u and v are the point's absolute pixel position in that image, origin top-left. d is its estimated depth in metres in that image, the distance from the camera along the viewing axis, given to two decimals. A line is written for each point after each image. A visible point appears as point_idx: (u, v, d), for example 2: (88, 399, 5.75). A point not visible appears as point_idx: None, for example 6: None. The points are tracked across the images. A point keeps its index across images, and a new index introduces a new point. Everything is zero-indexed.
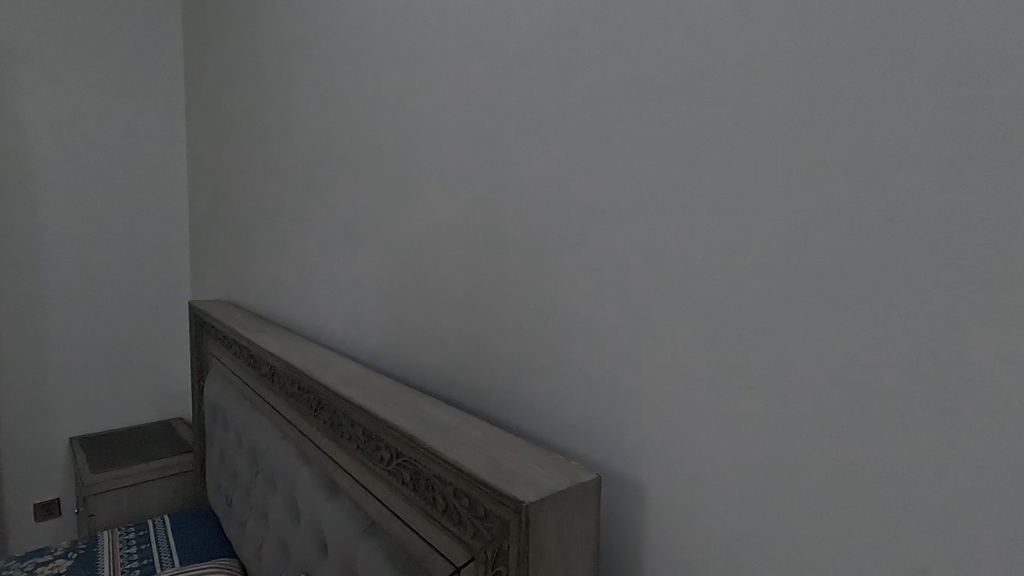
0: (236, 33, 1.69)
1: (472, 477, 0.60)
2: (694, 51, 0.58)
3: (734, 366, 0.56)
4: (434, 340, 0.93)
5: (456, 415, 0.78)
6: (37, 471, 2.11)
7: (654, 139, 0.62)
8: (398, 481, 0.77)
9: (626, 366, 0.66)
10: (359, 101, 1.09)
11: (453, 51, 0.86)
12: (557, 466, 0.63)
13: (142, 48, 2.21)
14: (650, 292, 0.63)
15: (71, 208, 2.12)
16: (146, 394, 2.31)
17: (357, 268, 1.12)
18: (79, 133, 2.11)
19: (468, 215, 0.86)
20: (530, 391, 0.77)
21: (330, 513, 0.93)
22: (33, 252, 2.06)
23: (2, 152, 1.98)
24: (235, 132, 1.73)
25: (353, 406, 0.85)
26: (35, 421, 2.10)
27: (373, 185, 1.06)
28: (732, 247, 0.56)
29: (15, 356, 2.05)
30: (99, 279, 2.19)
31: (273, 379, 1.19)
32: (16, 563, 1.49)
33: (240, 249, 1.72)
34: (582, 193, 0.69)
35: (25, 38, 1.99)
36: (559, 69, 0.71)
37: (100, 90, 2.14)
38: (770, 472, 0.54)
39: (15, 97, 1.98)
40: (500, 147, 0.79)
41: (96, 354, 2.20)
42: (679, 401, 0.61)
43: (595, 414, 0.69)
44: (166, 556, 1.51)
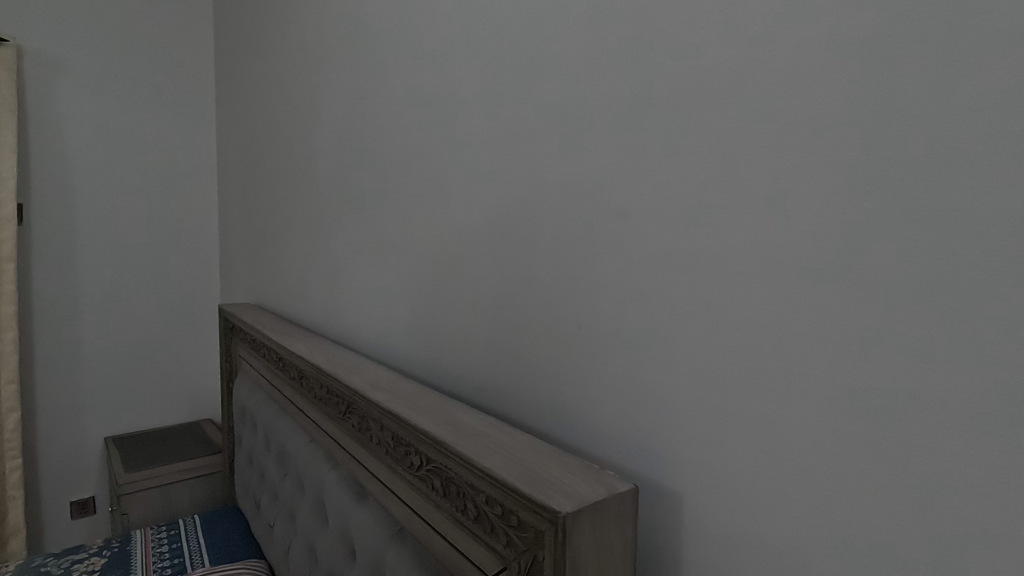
0: (266, 41, 1.72)
1: (506, 485, 0.59)
2: (734, 48, 0.56)
3: (775, 373, 0.54)
4: (462, 345, 0.93)
5: (486, 421, 0.77)
6: (73, 470, 2.17)
7: (687, 139, 0.60)
8: (427, 488, 0.77)
9: (661, 374, 0.64)
10: (387, 106, 1.10)
11: (480, 54, 0.86)
12: (592, 475, 0.61)
13: (174, 57, 2.26)
14: (686, 297, 0.61)
15: (107, 214, 2.17)
16: (176, 395, 2.36)
17: (385, 272, 1.13)
18: (114, 140, 2.17)
19: (497, 219, 0.85)
20: (561, 398, 0.76)
21: (358, 518, 0.93)
22: (70, 256, 2.11)
23: (42, 159, 2.04)
24: (264, 138, 1.76)
25: (382, 411, 0.85)
26: (71, 421, 2.16)
27: (400, 189, 1.07)
28: (776, 248, 0.53)
29: (53, 357, 2.11)
30: (132, 282, 2.24)
31: (301, 382, 1.20)
32: (53, 560, 1.53)
33: (269, 253, 1.75)
34: (615, 195, 0.68)
35: (64, 49, 2.05)
36: (591, 69, 0.70)
37: (135, 99, 2.20)
38: (815, 486, 0.52)
39: (55, 107, 2.05)
40: (530, 150, 0.79)
41: (129, 356, 2.26)
42: (717, 410, 0.59)
43: (627, 421, 0.67)
44: (196, 556, 1.53)
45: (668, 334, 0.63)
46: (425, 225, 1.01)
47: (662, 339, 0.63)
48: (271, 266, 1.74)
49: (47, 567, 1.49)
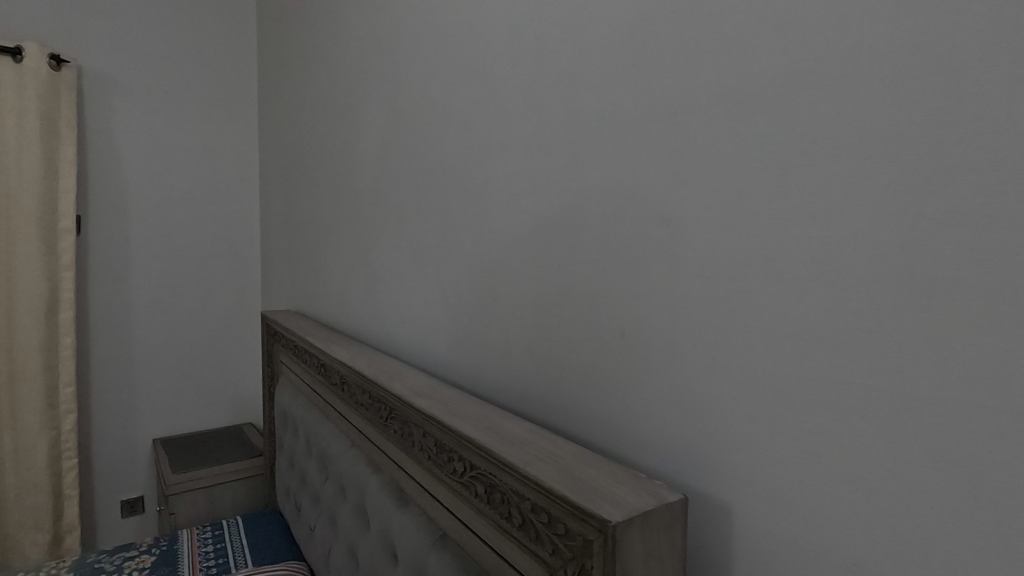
0: (307, 54, 1.78)
1: (554, 493, 0.59)
2: (787, 52, 0.55)
3: (833, 384, 0.52)
4: (502, 352, 0.94)
5: (530, 429, 0.78)
6: (124, 470, 2.26)
7: (739, 145, 0.59)
8: (471, 494, 0.77)
9: (712, 382, 0.63)
10: (428, 117, 1.12)
11: (522, 63, 0.87)
12: (640, 485, 0.61)
13: (220, 73, 2.35)
14: (737, 304, 0.60)
15: (158, 225, 2.27)
16: (220, 399, 2.44)
17: (425, 279, 1.15)
18: (163, 153, 2.26)
19: (539, 227, 0.85)
20: (605, 407, 0.75)
21: (400, 522, 0.94)
22: (124, 265, 2.21)
23: (99, 172, 2.14)
24: (305, 150, 1.82)
25: (425, 417, 0.86)
26: (122, 422, 2.25)
27: (440, 198, 1.09)
28: (831, 256, 0.52)
29: (106, 361, 2.20)
30: (179, 289, 2.33)
31: (342, 387, 1.23)
32: (107, 556, 1.59)
33: (310, 261, 1.80)
34: (661, 202, 0.67)
35: (119, 68, 2.16)
36: (636, 78, 0.70)
37: (183, 114, 2.29)
38: (876, 499, 0.50)
39: (110, 123, 2.15)
40: (573, 158, 0.79)
41: (175, 360, 2.34)
42: (771, 419, 0.57)
43: (674, 429, 0.67)
44: (239, 556, 1.57)
45: (718, 341, 0.62)
46: (465, 234, 1.02)
47: (711, 347, 0.63)
48: (312, 273, 1.79)
49: (101, 563, 1.55)
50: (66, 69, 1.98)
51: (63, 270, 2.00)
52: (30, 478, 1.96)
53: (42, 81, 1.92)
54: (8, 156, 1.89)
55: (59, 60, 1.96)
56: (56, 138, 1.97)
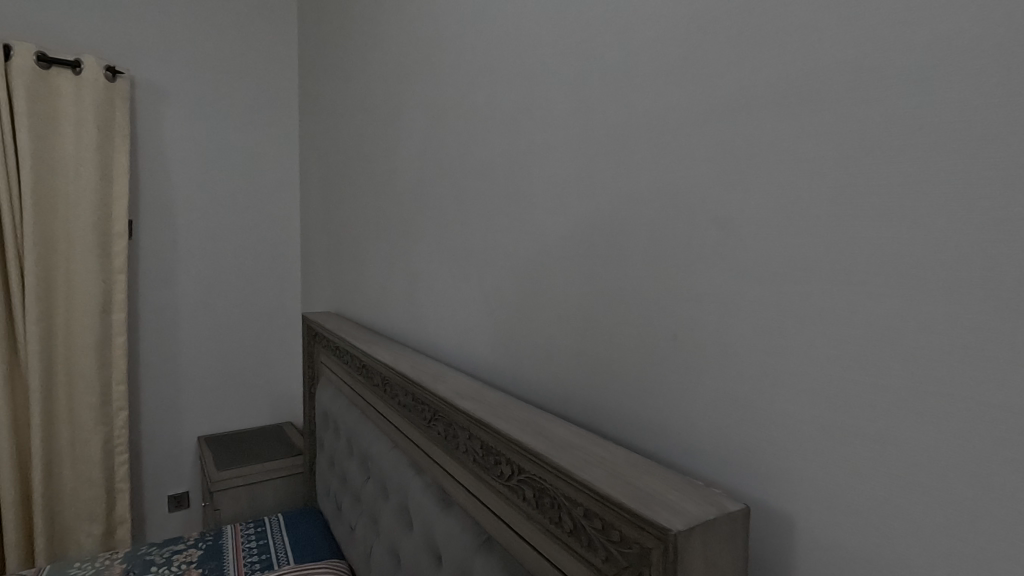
0: (348, 61, 1.81)
1: (610, 500, 0.58)
2: (856, 46, 0.53)
3: (905, 393, 0.50)
4: (547, 356, 0.93)
5: (579, 434, 0.77)
6: (170, 466, 2.33)
7: (801, 144, 0.57)
8: (518, 498, 0.77)
9: (771, 389, 0.61)
10: (470, 121, 1.13)
11: (568, 66, 0.87)
12: (698, 493, 0.59)
13: (263, 80, 2.42)
14: (799, 307, 0.58)
15: (204, 229, 2.34)
16: (260, 398, 2.51)
17: (466, 282, 1.16)
18: (209, 159, 2.33)
19: (586, 229, 0.84)
20: (655, 413, 0.74)
21: (443, 526, 0.94)
22: (172, 267, 2.29)
23: (150, 179, 2.23)
24: (345, 155, 1.85)
25: (471, 420, 0.86)
26: (169, 420, 2.32)
27: (482, 201, 1.09)
28: (903, 258, 0.50)
29: (154, 360, 2.28)
30: (223, 291, 2.40)
31: (384, 388, 1.24)
32: (157, 549, 1.64)
33: (350, 263, 1.83)
34: (716, 203, 0.66)
35: (168, 77, 2.23)
36: (690, 77, 0.69)
37: (228, 121, 2.36)
38: (953, 514, 0.48)
39: (160, 131, 2.23)
40: (622, 159, 0.78)
41: (218, 360, 2.41)
42: (837, 429, 0.55)
43: (729, 436, 0.65)
44: (282, 554, 1.60)
45: (778, 347, 0.60)
46: (508, 237, 1.02)
47: (771, 352, 0.61)
48: (352, 276, 1.82)
49: (151, 556, 1.60)
50: (120, 80, 2.07)
51: (117, 273, 2.09)
52: (86, 472, 2.05)
53: (98, 92, 2.00)
54: (67, 165, 1.99)
55: (114, 71, 2.04)
56: (111, 146, 2.06)
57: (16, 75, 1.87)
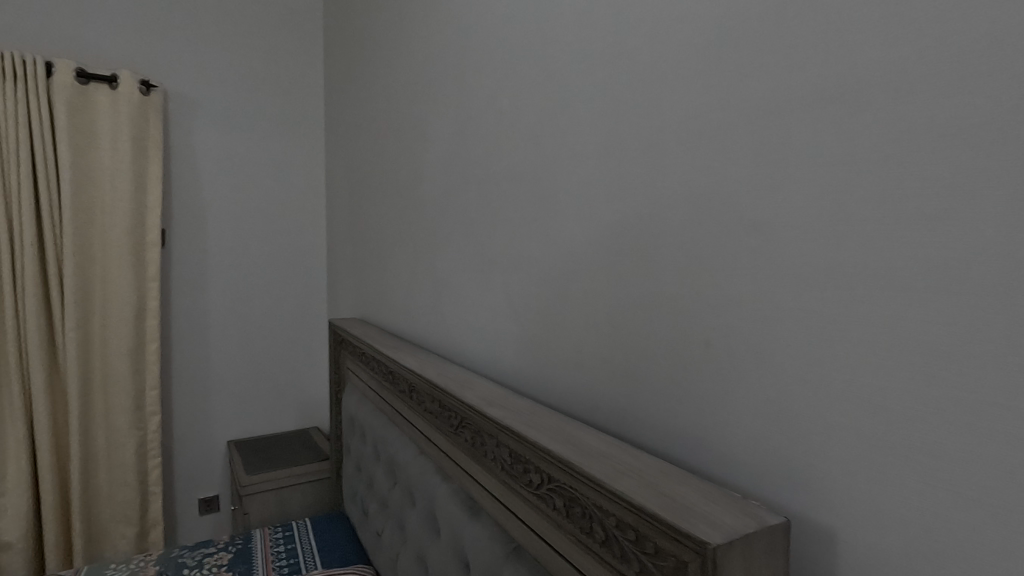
0: (373, 70, 1.84)
1: (644, 511, 0.57)
2: (896, 44, 0.51)
3: (953, 402, 0.48)
4: (575, 364, 0.92)
5: (610, 442, 0.76)
6: (201, 469, 2.38)
7: (839, 145, 0.56)
8: (547, 506, 0.76)
9: (811, 398, 0.59)
10: (496, 128, 1.13)
11: (595, 71, 0.87)
12: (735, 505, 0.58)
13: (290, 91, 2.47)
14: (840, 314, 0.56)
15: (234, 237, 2.39)
16: (288, 403, 2.55)
17: (492, 288, 1.16)
18: (238, 169, 2.38)
19: (614, 234, 0.84)
20: (688, 421, 0.72)
21: (471, 533, 0.94)
22: (203, 275, 2.34)
23: (182, 189, 2.28)
24: (370, 162, 1.88)
25: (500, 427, 0.86)
26: (200, 424, 2.37)
27: (508, 207, 1.09)
28: (950, 262, 0.48)
29: (185, 365, 2.33)
30: (252, 297, 2.45)
31: (411, 395, 1.24)
32: (188, 552, 1.67)
33: (375, 270, 1.85)
34: (751, 207, 0.64)
35: (199, 89, 2.29)
36: (722, 80, 0.67)
37: (257, 131, 2.42)
38: (1007, 529, 0.45)
39: (192, 142, 2.29)
40: (651, 163, 0.77)
41: (247, 366, 2.45)
42: (882, 440, 0.53)
43: (766, 444, 0.63)
44: (309, 558, 1.62)
45: (818, 354, 0.58)
46: (534, 243, 1.02)
47: (809, 360, 0.59)
48: (377, 282, 1.84)
49: (184, 558, 1.63)
50: (154, 93, 2.13)
51: (150, 281, 2.15)
52: (120, 476, 2.10)
53: (134, 105, 2.07)
54: (104, 176, 2.05)
55: (148, 85, 2.11)
56: (146, 158, 2.12)
57: (58, 90, 1.94)
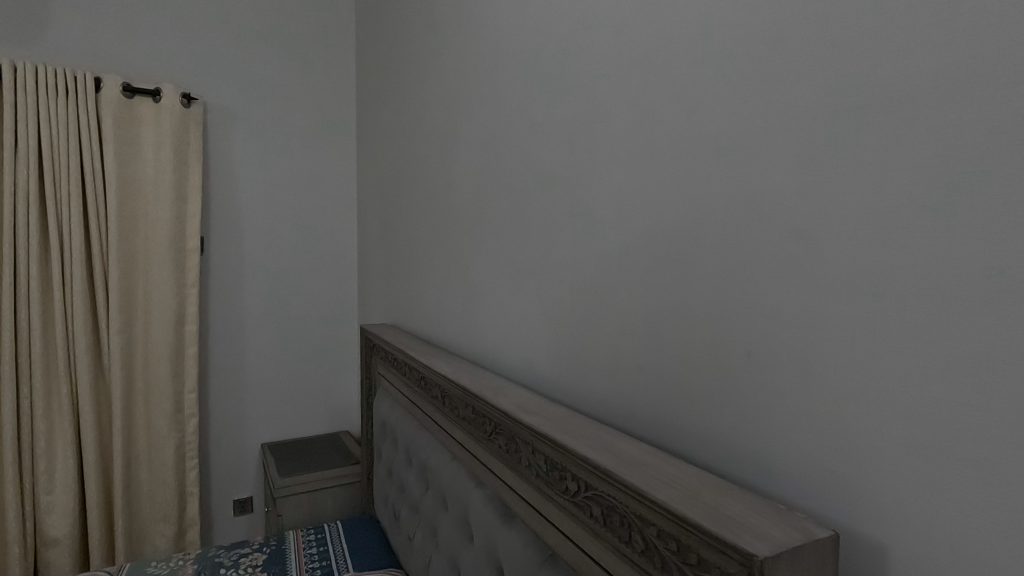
0: (405, 81, 1.87)
1: (687, 521, 0.57)
2: (948, 49, 0.50)
3: (1010, 415, 0.47)
4: (611, 372, 0.92)
5: (648, 451, 0.75)
6: (236, 471, 2.44)
7: (887, 153, 0.55)
8: (584, 515, 0.76)
9: (858, 410, 0.58)
10: (529, 137, 1.14)
11: (631, 79, 0.87)
12: (782, 517, 0.57)
13: (323, 102, 2.53)
14: (889, 324, 0.55)
15: (269, 245, 2.46)
16: (319, 406, 2.59)
17: (524, 295, 1.17)
18: (273, 178, 2.45)
19: (651, 241, 0.84)
20: (730, 431, 0.72)
21: (506, 540, 0.94)
22: (239, 282, 2.41)
23: (221, 198, 2.35)
24: (402, 171, 1.91)
25: (536, 434, 0.86)
26: (235, 427, 2.43)
27: (541, 214, 1.10)
28: (1005, 272, 0.47)
29: (221, 369, 2.39)
30: (285, 303, 2.50)
31: (444, 401, 1.25)
32: (225, 552, 1.71)
33: (407, 276, 1.88)
34: (794, 216, 0.64)
35: (237, 101, 2.37)
36: (763, 88, 0.67)
37: (291, 141, 2.48)
38: None
39: (229, 153, 2.36)
40: (689, 171, 0.77)
41: (280, 370, 2.51)
42: (932, 453, 0.52)
43: (811, 456, 0.62)
44: (342, 560, 1.64)
45: (865, 365, 0.57)
46: (567, 250, 1.03)
47: (856, 371, 0.58)
48: (409, 289, 1.87)
49: (221, 558, 1.67)
50: (194, 106, 2.20)
51: (189, 287, 2.22)
52: (160, 476, 2.16)
53: (176, 118, 2.15)
54: (148, 186, 2.13)
55: (189, 98, 2.19)
56: (187, 168, 2.20)
57: (106, 105, 2.03)
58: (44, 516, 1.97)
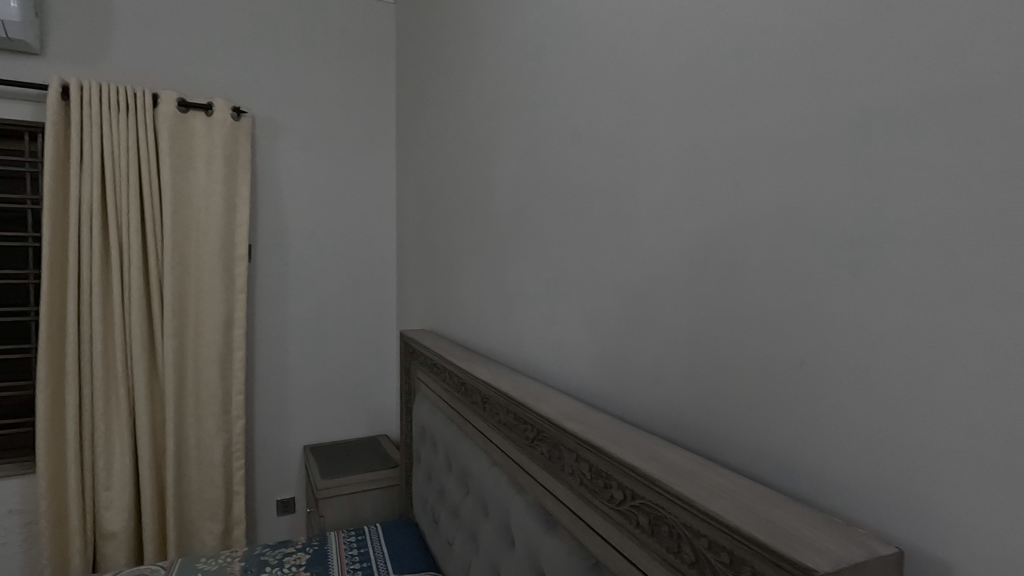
0: (444, 90, 1.91)
1: (741, 534, 0.56)
2: (1013, 50, 0.49)
3: None
4: (655, 380, 0.91)
5: (696, 461, 0.75)
6: (280, 472, 2.51)
7: (950, 157, 0.53)
8: (630, 524, 0.75)
9: (921, 421, 0.56)
10: (570, 145, 1.15)
11: (676, 86, 0.87)
12: (840, 533, 0.56)
13: (365, 113, 2.60)
14: (956, 334, 0.53)
15: (312, 252, 2.53)
16: (359, 410, 2.65)
17: (566, 301, 1.17)
18: (316, 187, 2.52)
19: (697, 249, 0.83)
20: (781, 442, 0.70)
21: (549, 547, 0.94)
22: (283, 288, 2.48)
23: (267, 207, 2.44)
24: (441, 179, 1.94)
25: (580, 442, 0.86)
26: (278, 429, 2.50)
27: (583, 221, 1.10)
28: None
29: (265, 372, 2.47)
30: (327, 308, 2.57)
31: (484, 407, 1.26)
32: (270, 550, 1.76)
33: (446, 282, 1.91)
34: (851, 221, 0.62)
35: (283, 114, 2.45)
36: (818, 92, 0.65)
37: (334, 151, 2.55)
38: None
39: (275, 163, 2.44)
40: (737, 177, 0.76)
41: (322, 374, 2.57)
42: (1001, 469, 0.50)
43: (869, 469, 0.60)
44: (382, 563, 1.67)
45: (927, 376, 0.55)
46: (610, 257, 1.02)
47: (917, 382, 0.56)
48: (448, 294, 1.89)
49: (266, 556, 1.72)
50: (244, 119, 2.30)
51: (237, 292, 2.30)
52: (209, 475, 2.25)
53: (226, 130, 2.24)
54: (199, 196, 2.22)
55: (239, 112, 2.28)
56: (236, 179, 2.29)
57: (162, 119, 2.14)
58: (102, 510, 2.07)
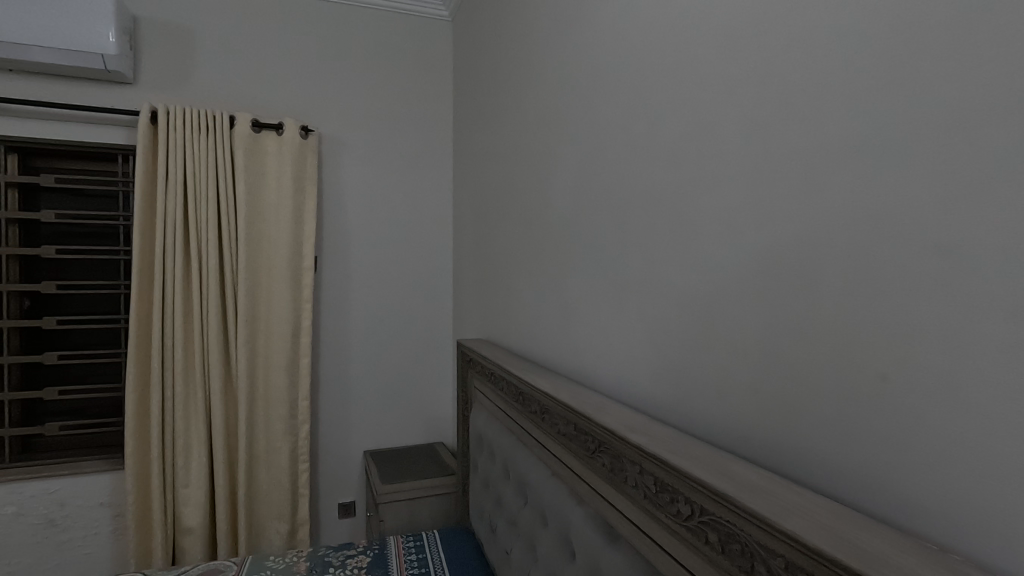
0: (501, 103, 1.94)
1: (820, 554, 0.53)
2: None
3: None
4: (722, 393, 0.89)
5: (768, 478, 0.72)
6: (342, 476, 2.59)
7: None
8: (698, 540, 0.73)
9: (1018, 441, 0.52)
10: (630, 155, 1.14)
11: (742, 92, 0.85)
12: (930, 559, 0.53)
13: (423, 128, 2.68)
14: None
15: (373, 263, 2.62)
16: (416, 417, 2.71)
17: (626, 311, 1.16)
18: (377, 200, 2.62)
19: (766, 256, 0.80)
20: (861, 460, 0.67)
21: (611, 561, 0.93)
22: (346, 297, 2.58)
23: (331, 219, 2.55)
24: (498, 190, 1.97)
25: (644, 454, 0.84)
26: (340, 434, 2.59)
27: (644, 230, 1.09)
28: None
29: (329, 378, 2.56)
30: (386, 318, 2.65)
31: (543, 417, 1.26)
32: (333, 551, 1.82)
33: (502, 292, 1.93)
34: (937, 229, 0.58)
35: (347, 131, 2.56)
36: (898, 94, 0.63)
37: (394, 165, 2.64)
38: None
39: (339, 178, 2.55)
40: (807, 184, 0.74)
41: (381, 381, 2.65)
42: None
43: (960, 492, 0.56)
44: (440, 569, 1.69)
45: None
46: (673, 267, 1.01)
47: (1012, 399, 0.52)
48: (504, 303, 1.91)
49: (329, 557, 1.78)
50: (311, 137, 2.42)
51: (304, 302, 2.41)
52: (277, 476, 2.35)
53: (295, 148, 2.37)
54: (270, 210, 2.35)
55: (307, 130, 2.40)
56: (304, 194, 2.41)
57: (238, 139, 2.28)
58: (181, 507, 2.20)
